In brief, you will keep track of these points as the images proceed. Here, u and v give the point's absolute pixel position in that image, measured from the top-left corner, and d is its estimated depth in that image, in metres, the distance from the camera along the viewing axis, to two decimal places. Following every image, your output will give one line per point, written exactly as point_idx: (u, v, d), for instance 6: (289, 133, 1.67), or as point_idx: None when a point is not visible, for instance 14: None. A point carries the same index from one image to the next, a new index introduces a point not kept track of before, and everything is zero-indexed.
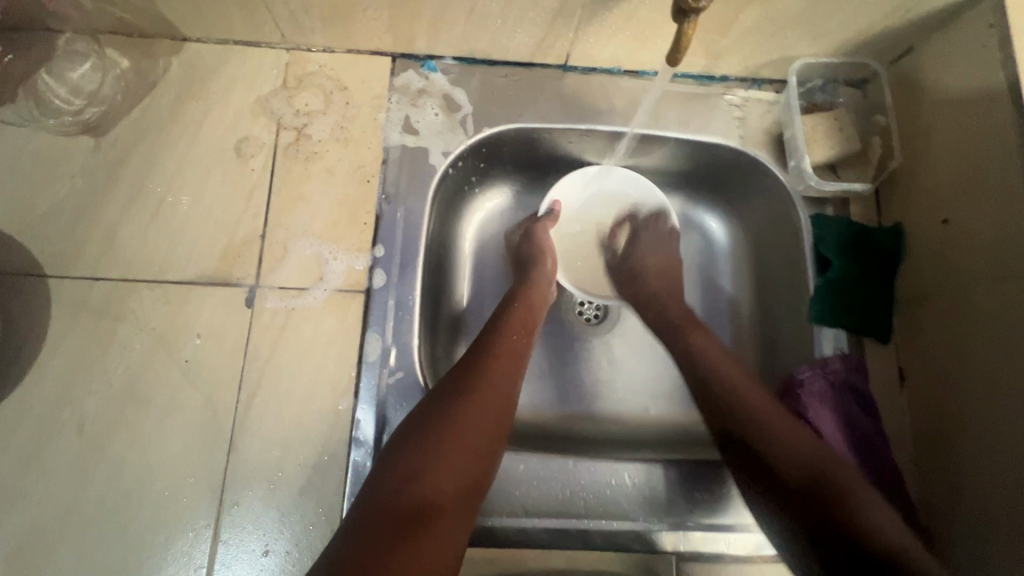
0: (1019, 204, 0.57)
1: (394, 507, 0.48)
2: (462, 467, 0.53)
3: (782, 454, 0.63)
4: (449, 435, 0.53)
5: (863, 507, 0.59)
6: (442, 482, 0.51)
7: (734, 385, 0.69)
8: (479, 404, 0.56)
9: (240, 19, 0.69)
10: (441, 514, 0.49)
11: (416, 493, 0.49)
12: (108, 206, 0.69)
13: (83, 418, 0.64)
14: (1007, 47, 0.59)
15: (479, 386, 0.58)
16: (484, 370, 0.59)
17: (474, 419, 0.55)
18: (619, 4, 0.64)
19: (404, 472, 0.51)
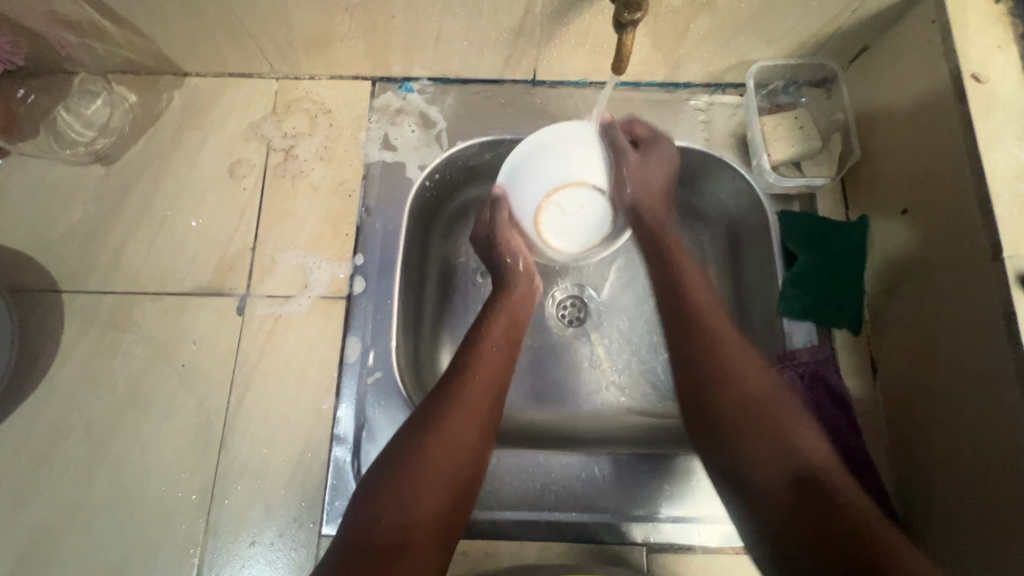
0: (967, 194, 0.59)
1: (368, 546, 0.51)
2: (435, 501, 0.54)
3: (791, 438, 0.56)
4: (428, 463, 0.55)
5: (793, 439, 0.56)
6: (415, 521, 0.52)
7: (712, 345, 0.62)
8: (451, 439, 0.57)
9: (232, 52, 0.76)
10: (409, 553, 0.51)
11: (387, 534, 0.51)
12: (115, 227, 0.76)
13: (91, 420, 0.70)
14: (948, 41, 0.61)
15: (452, 419, 0.58)
16: (455, 403, 0.59)
17: (447, 435, 0.57)
18: (574, 21, 0.68)
19: (376, 513, 0.52)
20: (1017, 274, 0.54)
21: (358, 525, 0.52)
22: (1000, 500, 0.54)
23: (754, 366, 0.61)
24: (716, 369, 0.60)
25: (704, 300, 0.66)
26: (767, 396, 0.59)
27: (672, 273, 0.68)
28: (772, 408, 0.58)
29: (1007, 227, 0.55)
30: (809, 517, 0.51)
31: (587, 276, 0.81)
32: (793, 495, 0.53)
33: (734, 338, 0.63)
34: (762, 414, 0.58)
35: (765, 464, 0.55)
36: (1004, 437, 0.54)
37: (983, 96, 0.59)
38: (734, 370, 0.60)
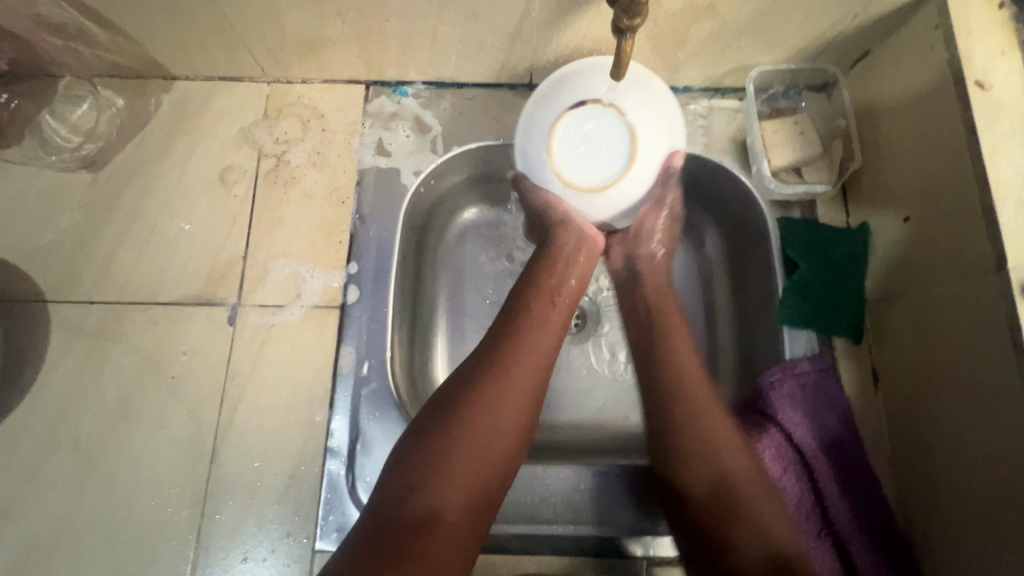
0: (971, 203, 0.58)
1: (400, 518, 0.46)
2: (474, 477, 0.49)
3: (722, 457, 0.57)
4: (473, 426, 0.50)
5: (723, 452, 0.57)
6: (451, 493, 0.48)
7: (684, 396, 0.59)
8: (496, 413, 0.52)
9: (221, 55, 0.74)
10: (440, 528, 0.46)
11: (419, 505, 0.47)
12: (103, 235, 0.75)
13: (78, 434, 0.68)
14: (951, 47, 0.60)
15: (500, 390, 0.53)
16: (512, 372, 0.54)
17: (499, 400, 0.52)
18: (571, 25, 0.67)
19: (410, 481, 0.48)
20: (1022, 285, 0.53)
21: (390, 493, 0.48)
22: (1003, 513, 0.54)
23: (731, 430, 0.58)
24: (694, 428, 0.58)
25: (675, 320, 0.66)
26: (715, 419, 0.58)
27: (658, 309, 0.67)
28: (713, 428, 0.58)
29: (1012, 237, 0.54)
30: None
31: (586, 282, 0.79)
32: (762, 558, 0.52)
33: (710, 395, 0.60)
34: (693, 433, 0.57)
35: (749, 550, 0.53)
36: (1009, 454, 0.53)
37: (987, 102, 0.58)
38: (694, 392, 0.60)
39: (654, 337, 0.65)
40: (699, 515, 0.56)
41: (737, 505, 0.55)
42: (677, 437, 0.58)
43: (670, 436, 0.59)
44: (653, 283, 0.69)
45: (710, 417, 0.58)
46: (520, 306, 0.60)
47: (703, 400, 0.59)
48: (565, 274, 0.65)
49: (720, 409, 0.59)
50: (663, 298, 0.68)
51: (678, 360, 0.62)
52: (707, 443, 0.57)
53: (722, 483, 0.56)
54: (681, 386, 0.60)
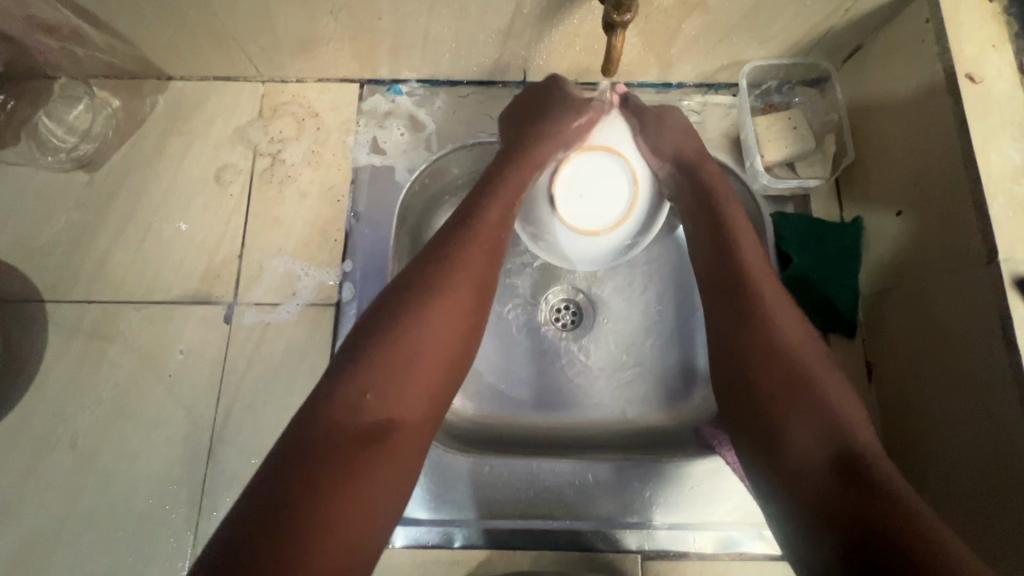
0: (961, 195, 0.58)
1: (349, 428, 0.46)
2: (424, 386, 0.50)
3: (816, 391, 0.52)
4: (413, 333, 0.51)
5: (820, 388, 0.52)
6: (405, 402, 0.49)
7: (747, 297, 0.58)
8: (446, 319, 0.53)
9: (215, 55, 0.75)
10: (397, 432, 0.48)
11: (374, 413, 0.47)
12: (99, 234, 0.75)
13: (76, 433, 0.68)
14: (942, 40, 0.60)
15: (445, 300, 0.53)
16: (450, 276, 0.54)
17: (446, 306, 0.53)
18: (563, 22, 0.67)
19: (364, 386, 0.48)
20: (1012, 278, 0.53)
21: (341, 398, 0.47)
22: (996, 503, 0.54)
23: (817, 360, 0.55)
24: (776, 328, 0.56)
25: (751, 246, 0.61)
26: (796, 346, 0.55)
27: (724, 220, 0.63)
28: (805, 361, 0.54)
29: (1003, 230, 0.54)
30: (837, 480, 0.47)
31: (580, 278, 0.80)
32: (827, 453, 0.49)
33: (794, 322, 0.57)
34: (787, 360, 0.54)
35: (805, 441, 0.50)
36: (1002, 443, 0.53)
37: (978, 95, 0.58)
38: (774, 316, 0.56)
39: (717, 268, 0.61)
40: (789, 453, 0.50)
41: (803, 402, 0.52)
42: (747, 331, 0.56)
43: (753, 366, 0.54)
44: (719, 201, 0.64)
45: (799, 345, 0.55)
46: (475, 205, 0.60)
47: (788, 329, 0.56)
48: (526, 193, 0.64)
49: (791, 307, 0.58)
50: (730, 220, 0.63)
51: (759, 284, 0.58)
52: (796, 372, 0.53)
53: (797, 377, 0.53)
54: (758, 309, 0.57)
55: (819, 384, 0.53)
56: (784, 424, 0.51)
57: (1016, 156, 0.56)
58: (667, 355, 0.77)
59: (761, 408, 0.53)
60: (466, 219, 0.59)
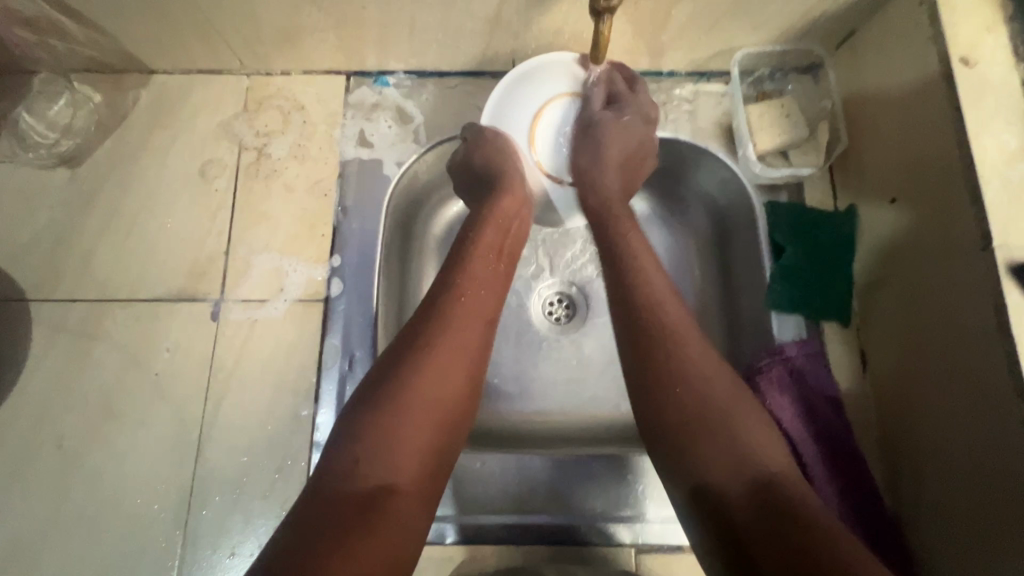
0: (956, 179, 0.57)
1: (342, 496, 0.45)
2: (418, 449, 0.48)
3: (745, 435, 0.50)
4: (410, 392, 0.50)
5: (742, 428, 0.50)
6: (401, 466, 0.47)
7: (655, 306, 0.56)
8: (442, 377, 0.51)
9: (198, 48, 0.73)
10: (395, 502, 0.46)
11: (367, 480, 0.46)
12: (83, 232, 0.74)
13: (62, 433, 0.68)
14: (935, 24, 0.59)
15: (443, 357, 0.52)
16: (441, 334, 0.53)
17: (439, 367, 0.51)
18: (550, 10, 0.65)
19: (356, 454, 0.47)
20: (1007, 265, 0.52)
21: (335, 467, 0.46)
22: (990, 493, 0.53)
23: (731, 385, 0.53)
24: (665, 353, 0.54)
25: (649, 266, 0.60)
26: (710, 385, 0.52)
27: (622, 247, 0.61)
28: (723, 401, 0.52)
29: (998, 216, 0.53)
30: (757, 508, 0.46)
31: (573, 271, 0.79)
32: (745, 486, 0.48)
33: (706, 352, 0.54)
34: (701, 401, 0.51)
35: (725, 475, 0.48)
36: (995, 433, 0.53)
37: (972, 79, 0.57)
38: (681, 343, 0.54)
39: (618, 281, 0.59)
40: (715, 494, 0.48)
41: (712, 427, 0.50)
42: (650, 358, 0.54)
43: (671, 407, 0.52)
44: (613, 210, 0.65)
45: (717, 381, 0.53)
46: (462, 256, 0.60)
47: (700, 362, 0.53)
48: (512, 245, 0.65)
49: (694, 327, 0.56)
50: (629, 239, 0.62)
51: (665, 314, 0.56)
52: (719, 412, 0.51)
53: (693, 399, 0.52)
54: (666, 343, 0.54)
55: (725, 408, 0.51)
56: (696, 449, 0.50)
57: (1012, 141, 0.55)
58: None
59: (677, 441, 0.51)
60: (454, 273, 0.58)
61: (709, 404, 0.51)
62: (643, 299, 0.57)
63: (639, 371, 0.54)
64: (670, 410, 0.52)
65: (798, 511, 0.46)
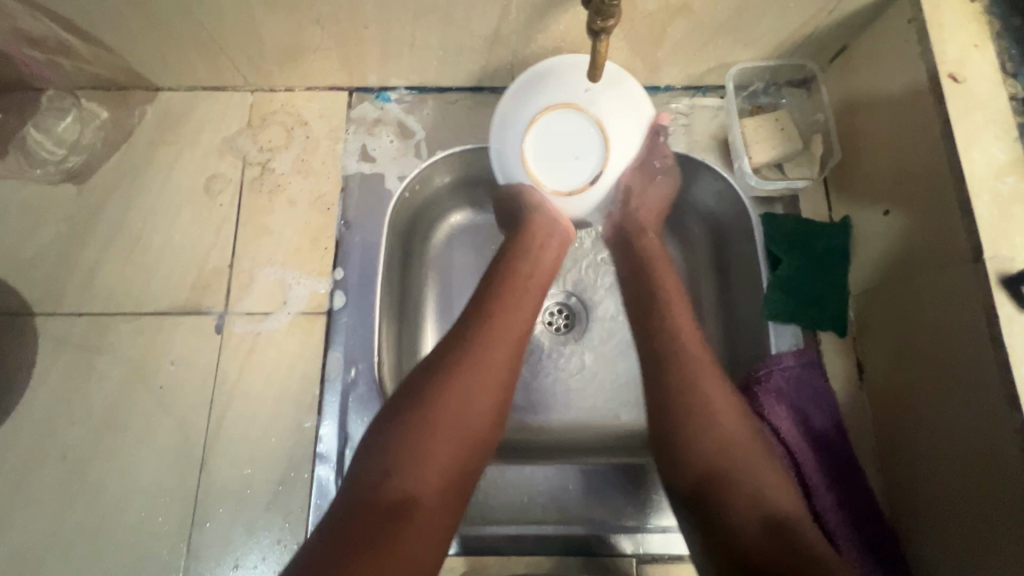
0: (947, 192, 0.58)
1: (369, 505, 0.46)
2: (444, 464, 0.49)
3: (760, 480, 0.52)
4: (440, 403, 0.51)
5: (755, 473, 0.52)
6: (426, 479, 0.48)
7: (683, 357, 0.59)
8: (472, 389, 0.52)
9: (203, 65, 0.75)
10: (418, 515, 0.47)
11: (393, 492, 0.47)
12: (88, 246, 0.75)
13: (67, 445, 0.68)
14: (924, 41, 0.61)
15: (478, 372, 0.53)
16: (471, 349, 0.54)
17: (471, 379, 0.53)
18: (547, 28, 0.67)
19: (386, 464, 0.48)
20: (998, 275, 0.53)
21: (365, 478, 0.48)
22: (984, 501, 0.54)
23: (746, 433, 0.55)
24: (694, 408, 0.55)
25: (681, 320, 0.62)
26: (730, 435, 0.54)
27: (658, 303, 0.64)
28: (737, 446, 0.54)
29: (987, 227, 0.54)
30: (775, 554, 0.47)
31: (573, 282, 0.80)
32: (762, 531, 0.48)
33: (728, 400, 0.57)
34: (719, 448, 0.53)
35: (743, 521, 0.49)
36: (989, 442, 0.53)
37: (961, 94, 0.58)
38: (702, 393, 0.56)
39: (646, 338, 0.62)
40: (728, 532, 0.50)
41: (735, 478, 0.52)
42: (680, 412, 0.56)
43: (690, 454, 0.54)
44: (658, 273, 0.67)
45: (735, 432, 0.54)
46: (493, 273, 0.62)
47: (722, 410, 0.56)
48: (547, 269, 0.65)
49: (720, 378, 0.58)
50: (669, 296, 0.64)
51: (690, 363, 0.58)
52: (735, 458, 0.53)
53: (719, 448, 0.53)
54: (688, 391, 0.56)
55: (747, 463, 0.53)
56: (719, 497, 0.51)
57: (1001, 155, 0.56)
58: None
59: (701, 492, 0.52)
60: (486, 290, 0.60)
61: (729, 450, 0.53)
62: (669, 353, 0.59)
63: (663, 424, 0.56)
64: (688, 455, 0.54)
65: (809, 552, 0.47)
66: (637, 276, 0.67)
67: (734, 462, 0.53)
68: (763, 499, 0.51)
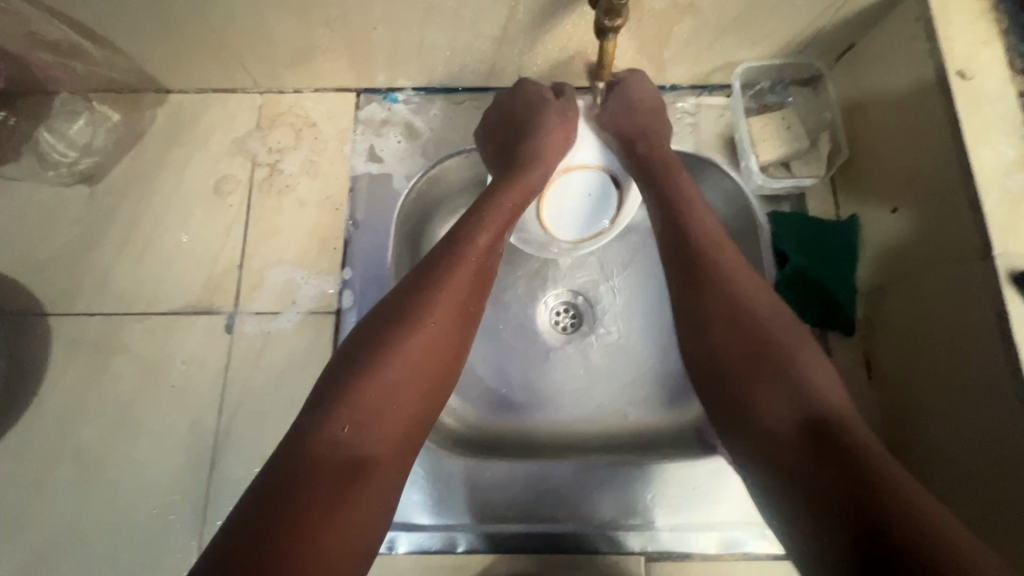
0: (956, 188, 0.58)
1: (323, 464, 0.46)
2: (399, 416, 0.51)
3: (802, 384, 0.52)
4: (395, 358, 0.52)
5: (800, 372, 0.53)
6: (381, 436, 0.49)
7: (713, 262, 0.59)
8: (425, 341, 0.53)
9: (214, 68, 0.76)
10: (372, 470, 0.48)
11: (347, 450, 0.48)
12: (101, 247, 0.76)
13: (81, 445, 0.69)
14: (932, 38, 0.61)
15: (428, 327, 0.54)
16: (429, 302, 0.55)
17: (429, 336, 0.54)
18: (554, 29, 0.67)
19: (343, 421, 0.48)
20: (1008, 273, 0.53)
21: (320, 435, 0.48)
22: (995, 498, 0.54)
23: (794, 335, 0.55)
24: (720, 305, 0.57)
25: (708, 221, 0.62)
26: (775, 341, 0.54)
27: (680, 208, 0.63)
28: (782, 346, 0.54)
29: (997, 224, 0.54)
30: (819, 450, 0.48)
31: (581, 280, 0.80)
32: (793, 415, 0.51)
33: (773, 309, 0.57)
34: (766, 355, 0.54)
35: (775, 412, 0.52)
36: (1001, 438, 0.53)
37: (969, 91, 0.58)
38: (741, 305, 0.57)
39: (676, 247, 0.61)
40: (784, 432, 0.51)
41: (780, 380, 0.53)
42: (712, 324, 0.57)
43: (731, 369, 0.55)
44: (673, 177, 0.65)
45: (782, 337, 0.55)
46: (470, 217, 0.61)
47: (759, 315, 0.56)
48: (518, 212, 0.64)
49: (763, 287, 0.58)
50: (685, 193, 0.64)
51: (724, 272, 0.58)
52: (777, 361, 0.53)
53: (748, 353, 0.55)
54: (720, 300, 0.57)
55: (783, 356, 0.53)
56: (754, 401, 0.53)
57: (1009, 152, 0.56)
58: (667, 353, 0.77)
59: (739, 403, 0.54)
60: (460, 240, 0.59)
61: (772, 353, 0.54)
62: (700, 258, 0.59)
63: (693, 326, 0.58)
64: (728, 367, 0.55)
65: (852, 446, 0.47)
66: (651, 179, 0.65)
67: (778, 367, 0.53)
68: (805, 398, 0.51)
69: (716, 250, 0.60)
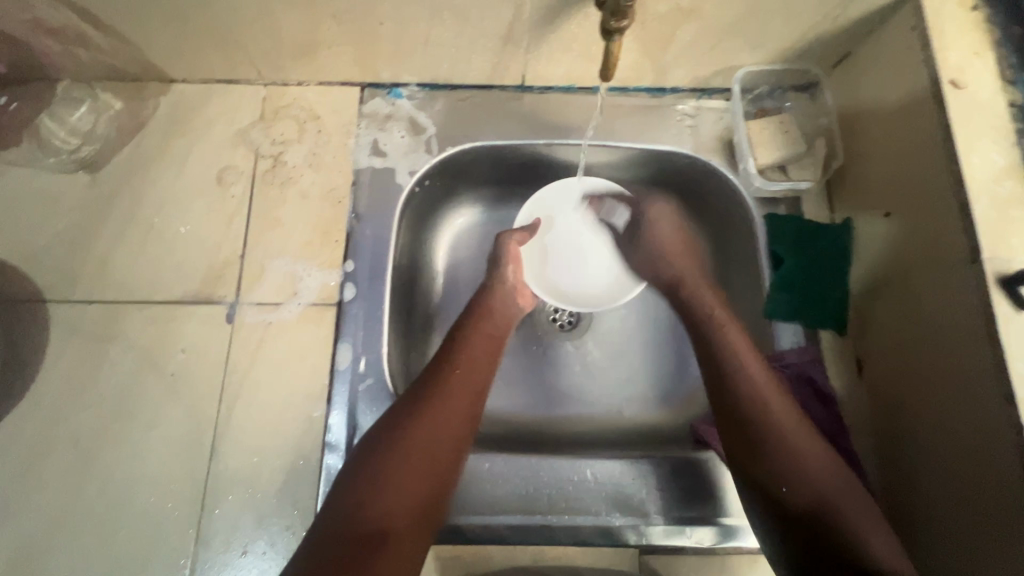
0: (946, 193, 0.60)
1: (345, 534, 0.49)
2: (417, 497, 0.53)
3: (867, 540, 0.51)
4: (407, 440, 0.55)
5: (865, 529, 0.51)
6: (396, 511, 0.51)
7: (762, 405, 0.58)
8: (433, 426, 0.56)
9: (219, 59, 0.76)
10: (393, 542, 0.50)
11: (369, 523, 0.50)
12: (101, 235, 0.76)
13: (78, 432, 0.69)
14: (927, 48, 0.63)
15: (437, 411, 0.57)
16: (436, 391, 0.58)
17: (435, 420, 0.56)
18: (560, 30, 0.68)
19: (357, 499, 0.51)
20: (996, 277, 0.55)
21: (339, 512, 0.51)
22: (982, 495, 0.55)
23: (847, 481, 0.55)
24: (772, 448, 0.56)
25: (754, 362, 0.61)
26: (830, 486, 0.54)
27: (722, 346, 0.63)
28: (840, 495, 0.53)
29: (987, 230, 0.56)
30: None
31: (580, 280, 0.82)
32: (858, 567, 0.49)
33: (826, 453, 0.56)
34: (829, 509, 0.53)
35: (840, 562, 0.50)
36: (986, 437, 0.55)
37: (962, 100, 0.60)
38: (800, 453, 0.56)
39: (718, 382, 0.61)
40: None
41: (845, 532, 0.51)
42: (758, 454, 0.57)
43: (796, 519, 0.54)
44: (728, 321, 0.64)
45: (838, 491, 0.53)
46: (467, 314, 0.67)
47: (814, 459, 0.55)
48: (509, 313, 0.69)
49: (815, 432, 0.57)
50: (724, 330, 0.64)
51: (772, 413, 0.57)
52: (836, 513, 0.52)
53: (803, 502, 0.54)
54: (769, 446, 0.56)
55: (844, 511, 0.52)
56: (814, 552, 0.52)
57: (999, 159, 0.58)
58: (663, 351, 0.79)
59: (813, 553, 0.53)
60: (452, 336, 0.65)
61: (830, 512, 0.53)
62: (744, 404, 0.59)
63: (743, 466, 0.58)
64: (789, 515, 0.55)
65: None
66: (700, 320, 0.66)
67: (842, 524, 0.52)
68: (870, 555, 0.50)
69: (762, 390, 0.59)
